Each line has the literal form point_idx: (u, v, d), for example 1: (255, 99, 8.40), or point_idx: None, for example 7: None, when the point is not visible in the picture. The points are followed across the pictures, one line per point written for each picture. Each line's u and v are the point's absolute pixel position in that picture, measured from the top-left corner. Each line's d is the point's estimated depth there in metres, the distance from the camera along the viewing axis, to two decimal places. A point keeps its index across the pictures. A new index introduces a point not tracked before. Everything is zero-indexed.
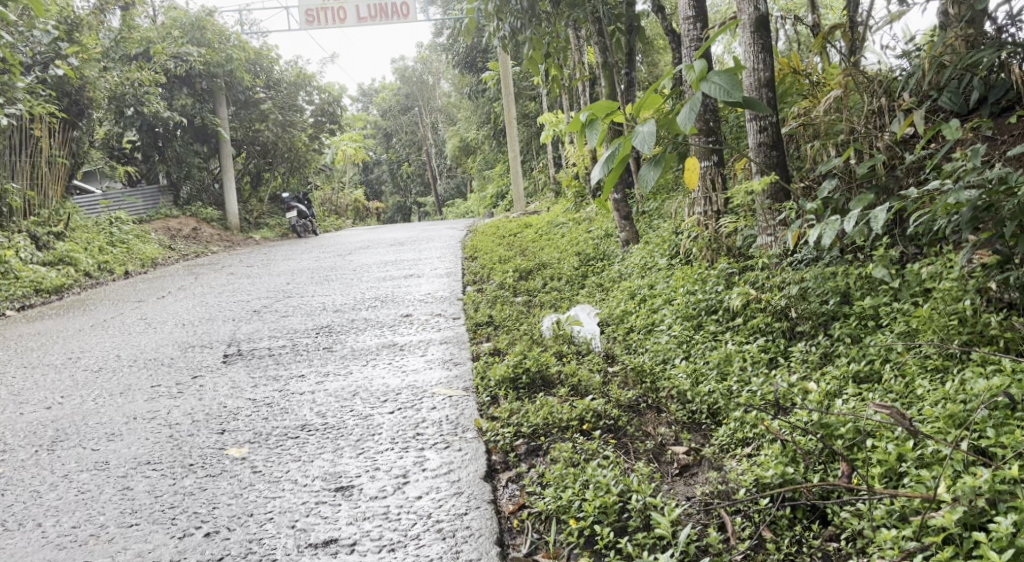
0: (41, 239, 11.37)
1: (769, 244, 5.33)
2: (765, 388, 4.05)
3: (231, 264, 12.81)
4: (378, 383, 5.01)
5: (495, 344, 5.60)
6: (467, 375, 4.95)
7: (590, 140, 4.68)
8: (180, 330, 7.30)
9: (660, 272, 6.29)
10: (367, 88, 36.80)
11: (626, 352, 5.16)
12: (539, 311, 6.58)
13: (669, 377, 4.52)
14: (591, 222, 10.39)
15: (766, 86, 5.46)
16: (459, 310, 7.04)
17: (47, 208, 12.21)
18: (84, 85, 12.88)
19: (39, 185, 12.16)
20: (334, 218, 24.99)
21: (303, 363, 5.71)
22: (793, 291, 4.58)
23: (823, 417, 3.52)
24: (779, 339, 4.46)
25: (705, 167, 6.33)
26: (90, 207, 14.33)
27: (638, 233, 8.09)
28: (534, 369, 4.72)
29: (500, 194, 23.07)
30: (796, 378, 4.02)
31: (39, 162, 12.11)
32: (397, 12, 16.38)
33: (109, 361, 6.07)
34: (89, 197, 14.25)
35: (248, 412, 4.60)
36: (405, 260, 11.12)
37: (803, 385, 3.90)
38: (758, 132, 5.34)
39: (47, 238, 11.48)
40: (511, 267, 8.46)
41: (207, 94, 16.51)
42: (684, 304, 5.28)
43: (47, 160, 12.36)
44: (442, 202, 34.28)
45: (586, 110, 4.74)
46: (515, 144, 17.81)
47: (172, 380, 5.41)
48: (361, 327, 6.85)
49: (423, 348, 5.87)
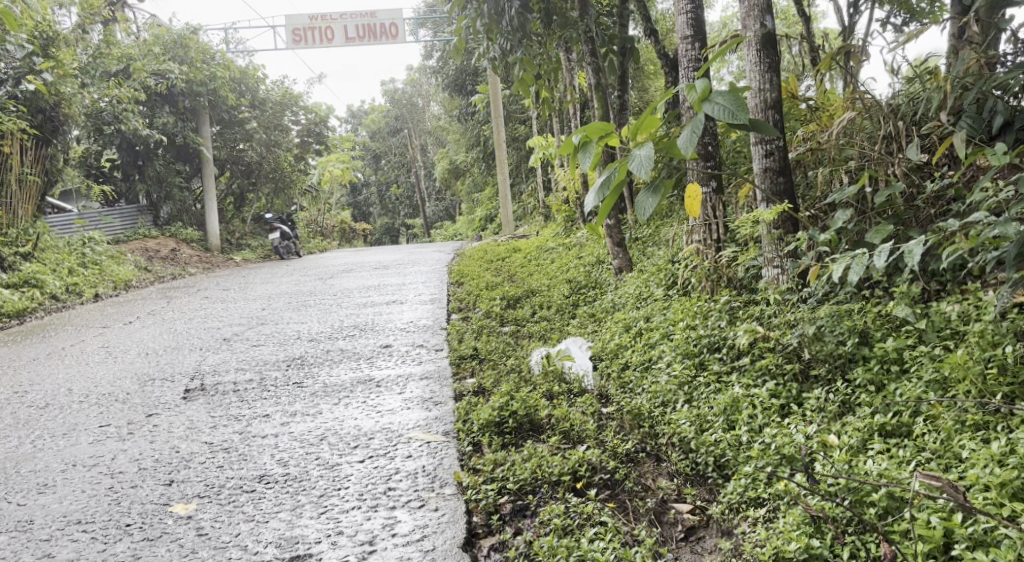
0: (7, 260, 10.89)
1: (777, 278, 4.81)
2: (780, 439, 3.60)
3: (207, 288, 12.34)
4: (349, 425, 4.55)
5: (479, 380, 5.13)
6: (449, 417, 4.49)
7: (583, 164, 4.32)
8: (142, 362, 6.85)
9: (657, 304, 5.87)
10: (356, 110, 36.46)
11: (621, 393, 4.72)
12: (528, 343, 6.15)
13: (669, 423, 4.09)
14: (582, 248, 9.99)
15: (772, 107, 4.95)
16: (442, 341, 6.57)
17: (16, 227, 11.73)
18: (59, 102, 12.45)
19: (8, 204, 11.69)
20: (321, 240, 24.52)
21: (270, 401, 5.26)
22: (806, 330, 4.10)
23: (852, 481, 3.19)
24: (791, 383, 4.01)
25: (705, 193, 5.90)
26: (64, 226, 13.77)
27: (632, 261, 7.69)
28: (522, 411, 4.26)
29: (488, 218, 22.65)
30: (814, 429, 3.60)
31: (9, 180, 11.67)
32: (387, 31, 16.01)
33: (60, 398, 5.63)
34: (64, 216, 13.73)
35: (201, 458, 4.16)
36: (388, 285, 10.67)
37: (823, 438, 3.49)
38: (764, 156, 4.84)
39: (14, 259, 11.01)
40: (498, 294, 8.04)
41: (190, 113, 16.08)
42: (684, 340, 4.85)
43: (18, 177, 11.92)
44: (430, 225, 33.80)
45: (579, 132, 4.38)
46: (504, 167, 17.40)
47: (123, 420, 4.97)
48: (336, 359, 6.38)
49: (401, 384, 5.40)
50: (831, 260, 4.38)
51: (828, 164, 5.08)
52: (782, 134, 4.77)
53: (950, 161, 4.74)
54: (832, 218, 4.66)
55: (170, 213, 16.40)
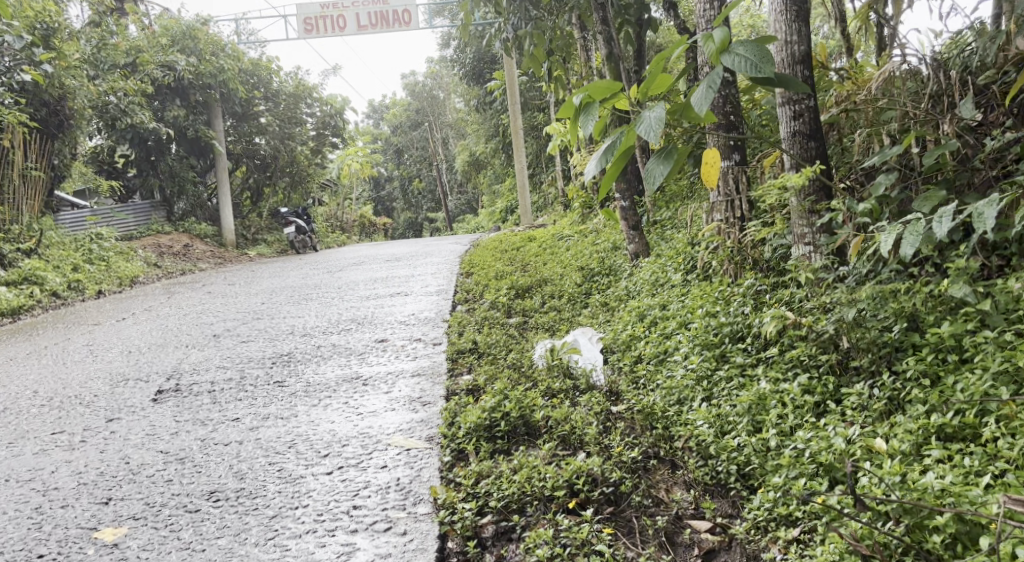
0: (7, 256, 10.45)
1: (808, 256, 4.21)
2: (817, 444, 3.02)
3: (214, 282, 11.88)
4: (323, 430, 4.03)
5: (473, 377, 4.57)
6: (435, 421, 3.92)
7: (584, 129, 3.83)
8: (122, 361, 6.38)
9: (675, 290, 5.31)
10: (377, 105, 35.99)
11: (631, 391, 4.15)
12: (534, 335, 5.59)
13: (686, 425, 3.54)
14: (598, 234, 9.39)
15: (800, 63, 4.29)
16: (442, 335, 6.01)
17: (20, 223, 11.29)
18: (63, 95, 11.98)
19: (11, 200, 11.24)
20: (340, 235, 24.01)
21: (243, 403, 4.75)
22: (846, 314, 3.52)
23: (907, 499, 2.64)
24: (827, 377, 3.41)
25: (727, 166, 5.29)
26: (75, 223, 13.36)
27: (649, 246, 7.09)
28: (515, 412, 3.71)
29: (509, 209, 22.03)
30: (858, 432, 3.03)
31: (10, 175, 11.22)
32: (399, 19, 15.10)
33: (22, 404, 5.19)
34: (76, 213, 13.26)
35: (149, 469, 3.69)
36: (396, 277, 10.15)
37: (869, 443, 2.93)
38: (791, 118, 4.18)
39: (14, 255, 10.58)
40: (505, 283, 7.49)
41: (202, 106, 15.57)
42: (703, 329, 4.28)
43: (21, 173, 11.49)
44: (453, 219, 33.15)
45: (581, 91, 3.87)
46: (522, 157, 16.76)
47: (80, 425, 4.54)
48: (326, 355, 5.84)
49: (390, 382, 4.85)
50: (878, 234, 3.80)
51: (864, 127, 4.45)
52: (811, 92, 4.14)
53: (1011, 118, 4.06)
54: (874, 184, 4.04)
55: (184, 208, 15.92)
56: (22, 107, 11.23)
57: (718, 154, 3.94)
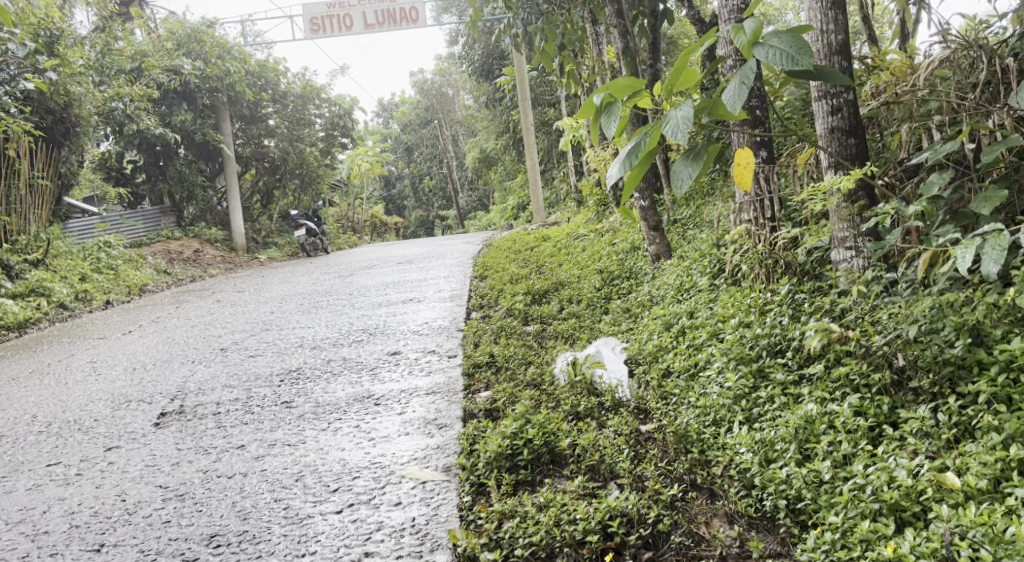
0: (14, 268, 10.22)
1: (849, 261, 3.95)
2: (879, 479, 2.89)
3: (224, 289, 11.66)
4: (332, 459, 3.76)
5: (491, 395, 4.29)
6: (453, 447, 3.63)
7: (606, 131, 3.57)
8: (125, 380, 6.14)
9: (702, 296, 5.03)
10: (387, 103, 35.72)
11: (662, 410, 3.86)
12: (554, 346, 5.31)
13: (724, 448, 3.32)
14: (615, 232, 9.09)
15: (838, 54, 3.99)
16: (457, 346, 5.72)
17: (27, 233, 11.06)
18: (69, 102, 11.73)
19: (19, 210, 11.01)
20: (352, 235, 23.76)
21: (249, 427, 4.49)
22: (902, 333, 3.38)
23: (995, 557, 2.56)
24: (881, 399, 3.25)
25: (756, 164, 4.96)
26: (84, 231, 13.12)
27: (671, 247, 6.79)
28: (539, 438, 3.44)
29: (521, 206, 21.73)
30: (927, 466, 2.91)
31: (17, 185, 10.98)
32: (406, 17, 14.77)
33: (20, 431, 4.98)
34: (84, 221, 13.04)
35: (146, 509, 3.45)
36: (408, 281, 9.89)
37: (944, 479, 2.83)
38: (829, 114, 3.87)
39: (22, 267, 10.35)
40: (522, 287, 7.22)
41: (209, 110, 15.31)
42: (737, 340, 3.99)
43: (28, 182, 11.25)
44: (465, 215, 32.81)
45: (602, 91, 3.61)
46: (533, 153, 16.47)
47: (78, 456, 4.32)
48: (336, 371, 5.56)
49: (404, 402, 4.56)
50: (942, 244, 3.51)
51: (907, 120, 4.14)
52: (850, 85, 3.83)
53: None
54: (928, 184, 3.77)
55: (194, 213, 15.70)
56: (27, 115, 10.98)
57: (750, 154, 3.67)
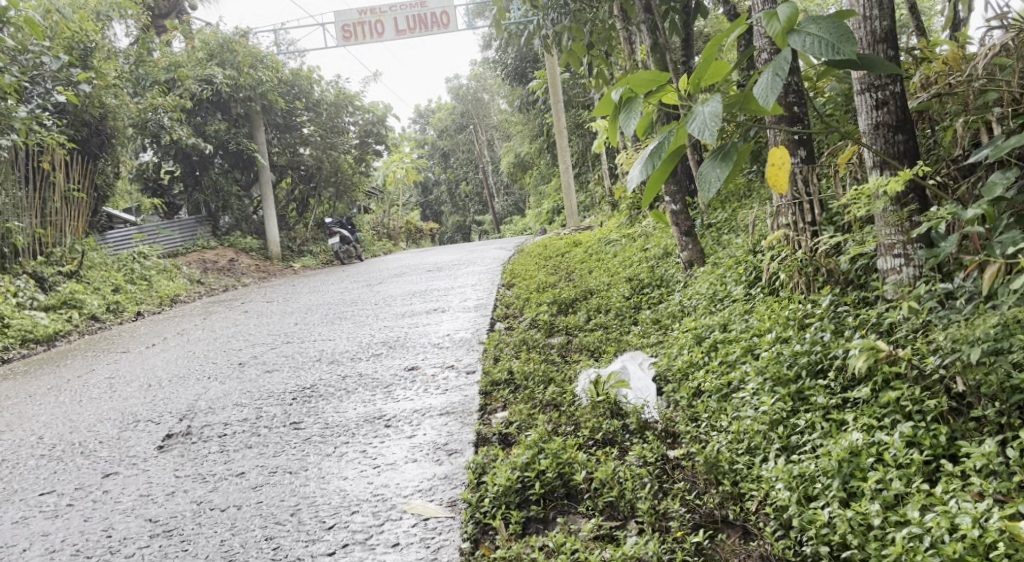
0: (48, 281, 9.89)
1: (898, 270, 3.59)
2: (938, 528, 2.66)
3: (254, 299, 11.45)
4: (333, 489, 3.49)
5: (507, 418, 4.00)
6: (459, 478, 3.36)
7: (626, 129, 3.27)
8: (138, 398, 5.87)
9: (736, 307, 4.68)
10: (423, 110, 35.60)
11: (692, 435, 3.54)
12: (579, 361, 4.97)
13: (759, 481, 3.06)
14: (647, 237, 8.75)
15: (883, 42, 3.62)
16: (477, 361, 5.43)
17: (63, 246, 10.71)
18: (104, 114, 11.60)
19: (56, 222, 10.68)
20: (387, 243, 23.51)
21: (252, 451, 4.21)
22: (963, 354, 3.08)
23: None
24: (937, 428, 2.97)
25: (794, 164, 4.58)
26: (122, 242, 12.86)
27: (705, 252, 6.43)
28: (553, 470, 3.20)
29: (556, 210, 21.40)
30: (993, 514, 2.66)
31: (53, 198, 10.65)
32: (437, 22, 14.47)
33: (22, 455, 4.74)
34: (122, 231, 12.80)
35: (129, 548, 3.28)
36: (435, 290, 9.61)
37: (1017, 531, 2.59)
38: (873, 108, 3.48)
39: (56, 279, 10.02)
40: (548, 296, 6.92)
41: (243, 119, 15.12)
42: (773, 357, 3.65)
43: (64, 195, 10.93)
44: (500, 221, 32.46)
45: (621, 86, 3.31)
46: (567, 158, 16.14)
47: (73, 484, 4.07)
48: (351, 388, 5.27)
49: (416, 423, 4.28)
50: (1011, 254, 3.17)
51: (961, 114, 3.80)
52: (896, 77, 3.45)
53: None
54: (990, 184, 3.42)
55: (229, 223, 15.54)
56: (60, 128, 10.77)
57: (785, 153, 3.34)
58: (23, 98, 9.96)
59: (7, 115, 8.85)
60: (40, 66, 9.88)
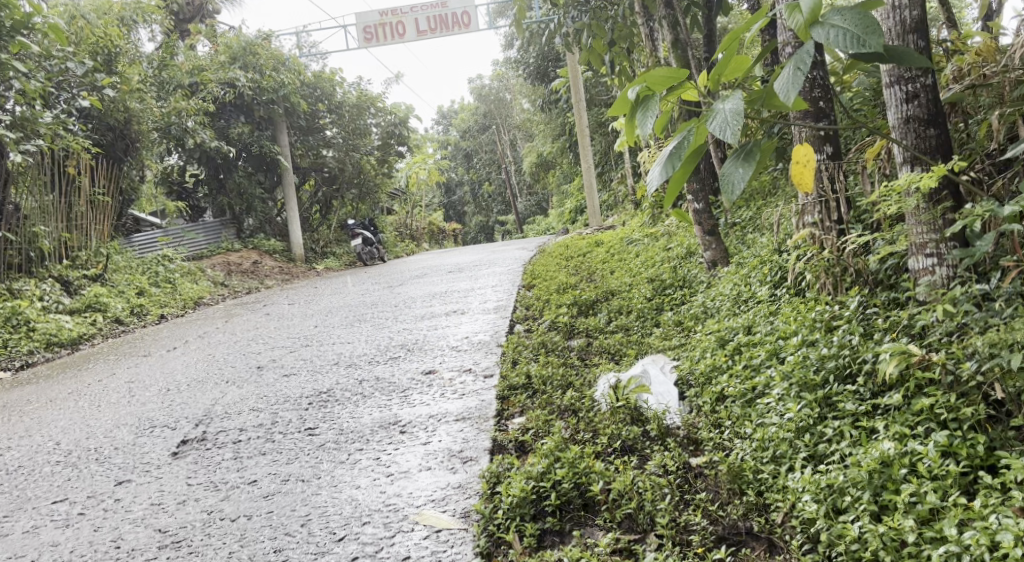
0: (74, 285, 9.85)
1: (931, 271, 3.45)
2: (978, 546, 2.53)
3: (276, 302, 11.40)
4: (345, 499, 3.41)
5: (525, 425, 3.90)
6: (473, 487, 3.26)
7: (643, 128, 3.14)
8: (156, 402, 5.79)
9: (761, 308, 4.55)
10: (446, 111, 35.53)
11: (715, 442, 3.41)
12: (601, 365, 4.86)
13: (784, 491, 2.94)
14: (670, 237, 8.62)
15: (913, 32, 3.46)
16: (495, 364, 5.33)
17: (88, 249, 10.66)
18: (130, 118, 11.57)
19: (81, 227, 10.63)
20: (410, 243, 23.43)
21: (266, 458, 4.13)
22: (1003, 359, 2.96)
23: None
24: (975, 437, 2.85)
25: (819, 161, 4.45)
26: (147, 245, 12.85)
27: (729, 252, 6.30)
28: (569, 480, 3.11)
29: (579, 210, 21.27)
30: None
31: (79, 203, 10.61)
32: (458, 22, 14.39)
33: (38, 461, 4.67)
34: (147, 235, 12.78)
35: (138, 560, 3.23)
36: (455, 291, 9.52)
37: None
38: (903, 102, 3.33)
39: (81, 283, 9.98)
40: (569, 297, 6.80)
41: (266, 121, 15.08)
42: (798, 361, 3.53)
43: (90, 199, 10.89)
44: (523, 221, 32.36)
45: (637, 83, 3.19)
46: (590, 157, 16.01)
47: (85, 492, 4.01)
48: (368, 392, 5.18)
49: (431, 429, 4.19)
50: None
51: (997, 106, 3.66)
52: (928, 69, 3.30)
53: None
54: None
55: (253, 225, 15.55)
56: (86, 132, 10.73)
57: (811, 150, 3.19)
58: (49, 103, 9.93)
59: (33, 120, 8.82)
60: (65, 71, 9.84)
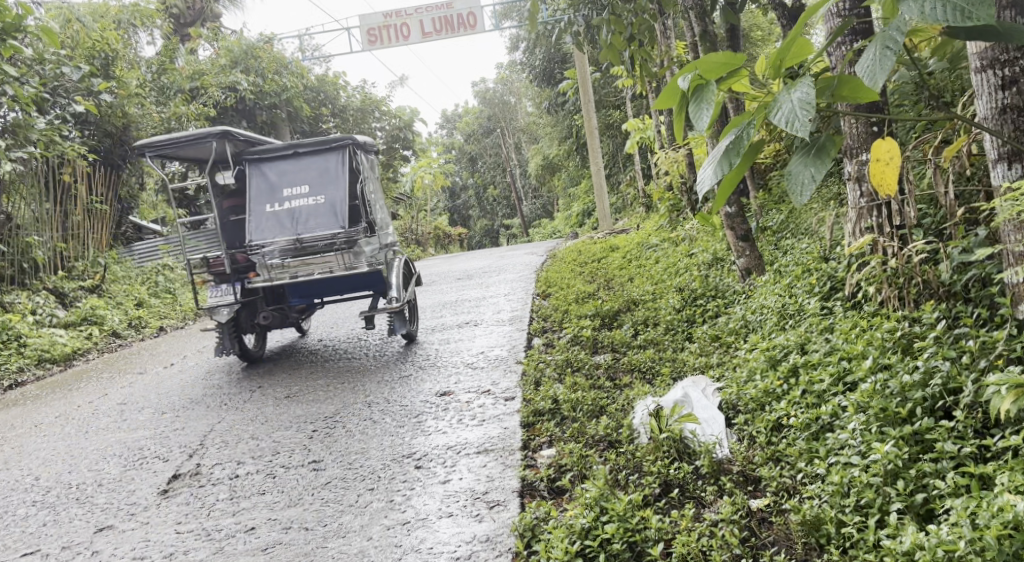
0: (70, 297, 9.19)
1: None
2: None
3: None
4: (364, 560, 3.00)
5: (558, 464, 3.45)
6: (505, 543, 2.95)
7: (698, 126, 2.48)
8: (149, 426, 5.31)
9: (811, 321, 4.09)
10: (450, 114, 34.92)
11: (780, 484, 2.98)
12: (637, 386, 4.37)
13: (877, 552, 2.56)
14: (692, 242, 8.17)
15: None
16: (515, 384, 4.89)
17: (84, 259, 10.04)
18: (128, 124, 10.98)
19: (77, 236, 10.01)
20: (416, 249, 22.80)
21: (268, 497, 3.70)
22: None
23: None
24: None
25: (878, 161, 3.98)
26: (149, 254, 11.77)
27: (763, 259, 5.82)
28: (621, 539, 2.81)
29: (586, 213, 20.77)
30: None
31: (76, 211, 9.98)
32: (463, 23, 13.86)
33: (11, 499, 4.18)
34: (147, 243, 11.78)
35: None
36: (465, 300, 9.06)
37: None
38: (999, 89, 2.88)
39: (78, 295, 9.35)
40: (590, 306, 6.34)
41: (269, 126, 14.52)
42: (873, 390, 3.10)
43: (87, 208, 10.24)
44: (529, 224, 31.70)
45: (688, 70, 2.51)
46: (600, 159, 15.51)
47: (62, 543, 3.58)
48: (377, 416, 4.74)
49: (452, 463, 3.75)
50: None
51: None
52: None
53: None
54: None
55: None
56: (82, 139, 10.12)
57: (894, 145, 2.66)
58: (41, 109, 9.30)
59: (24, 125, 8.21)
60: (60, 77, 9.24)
